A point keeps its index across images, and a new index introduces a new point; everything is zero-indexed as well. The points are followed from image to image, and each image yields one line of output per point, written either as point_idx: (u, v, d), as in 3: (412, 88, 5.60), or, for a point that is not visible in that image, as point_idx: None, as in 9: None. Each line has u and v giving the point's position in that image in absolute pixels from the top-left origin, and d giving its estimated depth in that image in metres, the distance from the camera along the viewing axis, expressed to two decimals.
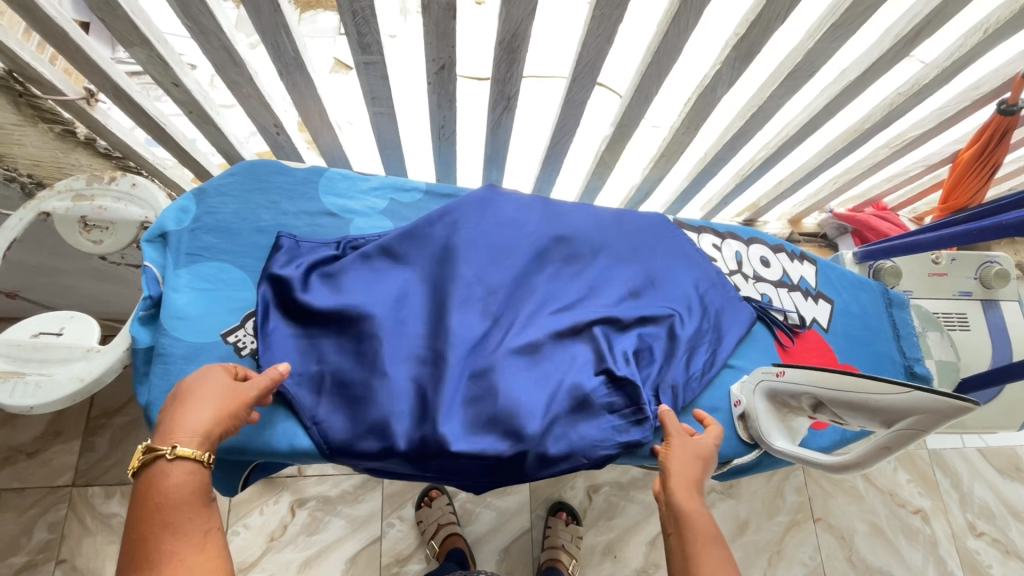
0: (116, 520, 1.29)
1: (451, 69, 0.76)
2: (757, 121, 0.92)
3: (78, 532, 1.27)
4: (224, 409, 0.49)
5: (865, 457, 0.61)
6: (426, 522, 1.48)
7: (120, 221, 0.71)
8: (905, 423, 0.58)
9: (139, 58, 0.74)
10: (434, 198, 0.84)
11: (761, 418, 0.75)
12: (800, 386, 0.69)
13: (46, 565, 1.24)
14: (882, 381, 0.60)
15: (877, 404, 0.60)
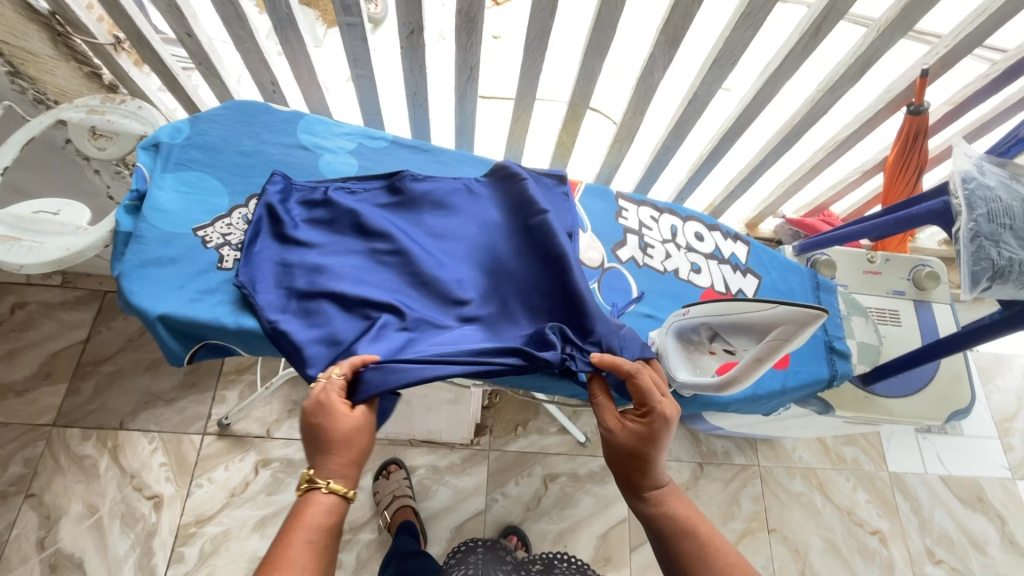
0: (88, 461, 1.35)
1: (420, 34, 0.89)
2: (694, 110, 1.04)
3: (52, 469, 1.34)
4: (353, 439, 0.63)
5: (742, 371, 0.68)
6: (382, 493, 1.52)
7: (123, 134, 0.81)
8: (771, 335, 0.65)
9: (160, 8, 0.89)
10: (399, 147, 0.95)
11: (669, 355, 0.82)
12: (698, 319, 0.77)
13: (15, 497, 1.30)
14: (754, 301, 0.67)
15: (751, 322, 0.68)
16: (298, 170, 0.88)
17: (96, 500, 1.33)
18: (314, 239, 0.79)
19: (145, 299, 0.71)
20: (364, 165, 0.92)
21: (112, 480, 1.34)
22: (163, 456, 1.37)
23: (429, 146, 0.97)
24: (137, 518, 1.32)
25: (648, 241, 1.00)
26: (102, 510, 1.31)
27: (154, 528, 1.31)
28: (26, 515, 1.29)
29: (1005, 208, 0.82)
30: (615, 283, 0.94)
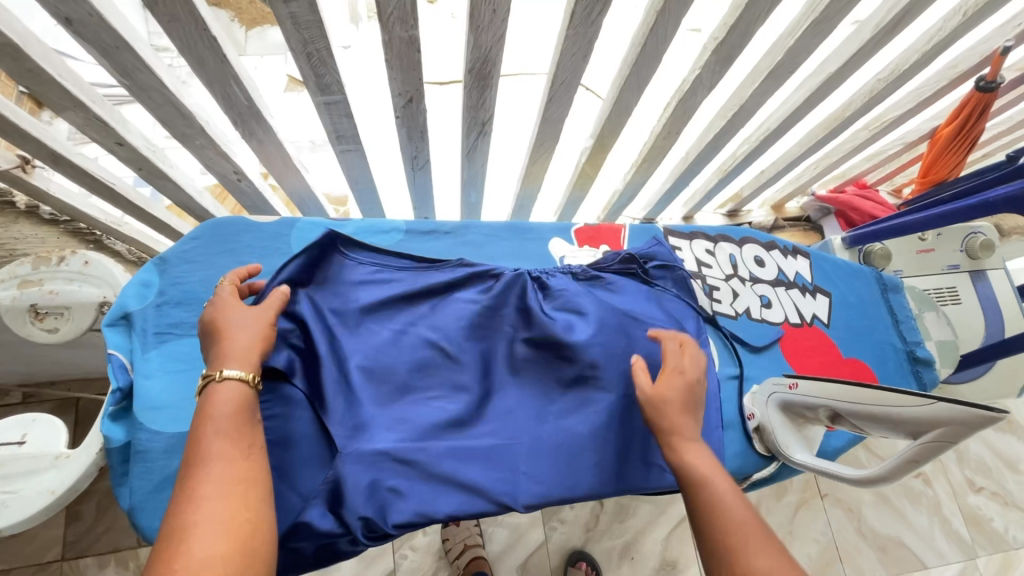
0: None
1: (420, 101, 0.71)
2: (738, 119, 0.90)
3: None
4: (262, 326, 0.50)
5: (897, 472, 0.59)
6: (452, 542, 1.48)
7: (76, 305, 0.64)
8: (930, 435, 0.56)
9: (75, 121, 0.68)
10: (415, 237, 0.79)
11: (779, 429, 0.73)
12: (816, 399, 0.68)
13: None
14: (904, 392, 0.59)
15: (905, 418, 0.59)
16: None
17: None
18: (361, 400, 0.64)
19: None
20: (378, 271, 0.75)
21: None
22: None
23: (448, 227, 0.81)
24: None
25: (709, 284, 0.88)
26: None
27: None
28: None
29: None
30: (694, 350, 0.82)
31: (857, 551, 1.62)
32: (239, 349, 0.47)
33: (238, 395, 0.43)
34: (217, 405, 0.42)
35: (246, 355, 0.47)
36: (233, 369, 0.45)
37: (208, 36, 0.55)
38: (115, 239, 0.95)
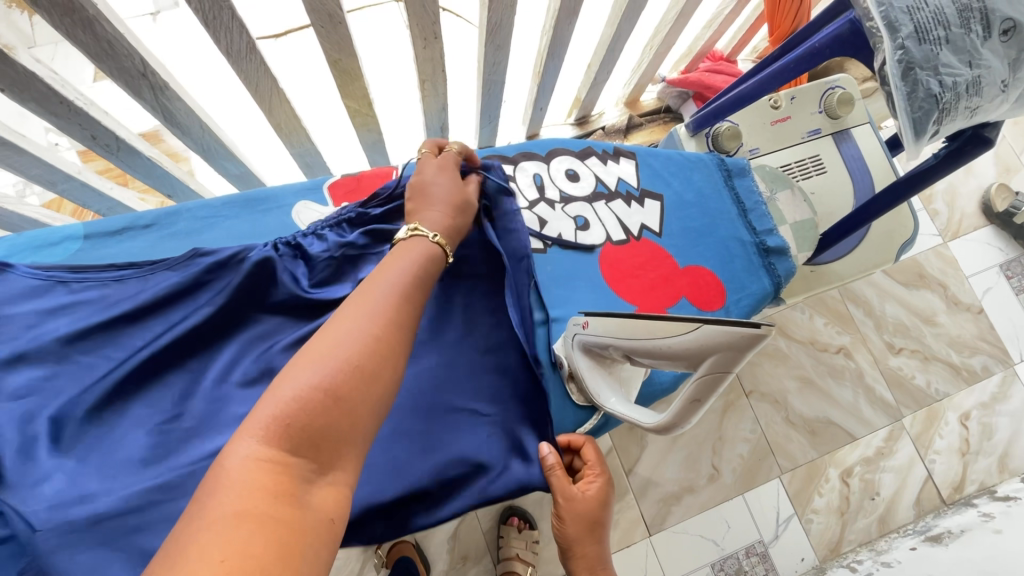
0: None
1: (12, 61, 0.52)
2: (505, 5, 0.72)
3: None
4: (434, 254, 0.50)
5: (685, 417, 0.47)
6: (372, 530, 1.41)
7: None
8: (704, 368, 0.44)
9: None
10: (99, 242, 0.62)
11: (586, 374, 0.61)
12: (604, 338, 0.56)
13: None
14: (670, 321, 0.46)
15: (683, 354, 0.46)
16: None
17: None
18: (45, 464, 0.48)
19: None
20: (78, 295, 0.57)
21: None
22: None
23: (148, 218, 0.64)
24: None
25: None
26: None
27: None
28: None
29: (935, 14, 0.59)
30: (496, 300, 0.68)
31: (787, 439, 1.60)
32: (409, 245, 0.49)
33: (422, 254, 0.49)
34: (396, 267, 0.45)
35: (419, 248, 0.49)
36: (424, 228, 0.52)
37: None
38: None
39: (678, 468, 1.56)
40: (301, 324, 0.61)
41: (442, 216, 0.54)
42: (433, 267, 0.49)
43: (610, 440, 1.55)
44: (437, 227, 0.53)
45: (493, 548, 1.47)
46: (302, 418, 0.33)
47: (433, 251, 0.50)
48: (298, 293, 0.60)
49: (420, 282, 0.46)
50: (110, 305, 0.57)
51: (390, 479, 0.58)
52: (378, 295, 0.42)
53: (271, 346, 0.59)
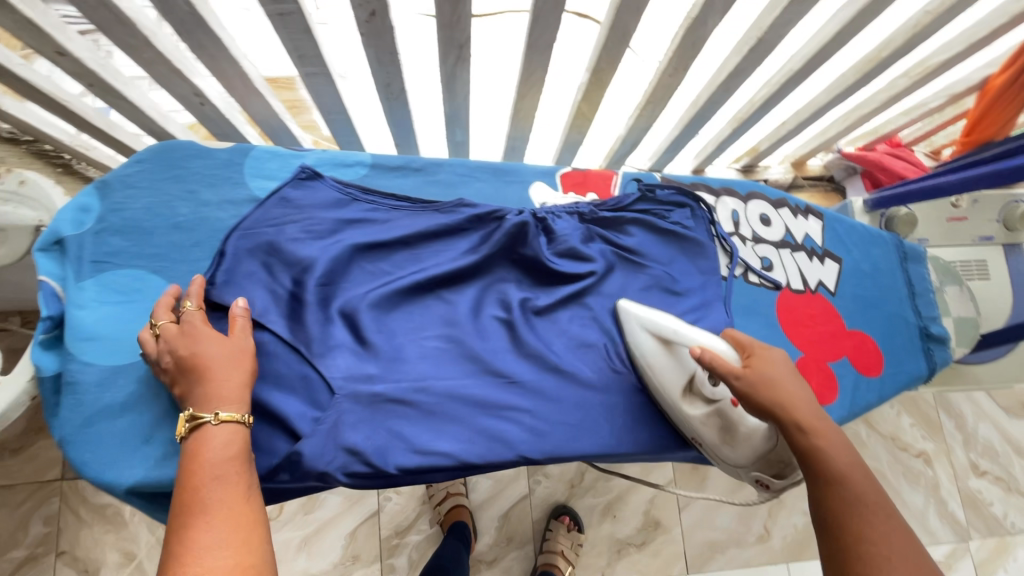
0: (110, 510, 1.48)
1: (385, 15, 0.63)
2: (757, 56, 0.79)
3: (75, 524, 1.46)
4: (237, 362, 0.54)
5: (717, 359, 0.58)
6: (435, 487, 1.50)
7: (10, 227, 0.61)
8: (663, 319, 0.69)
9: (6, 26, 0.61)
10: (381, 172, 0.73)
11: (717, 461, 0.65)
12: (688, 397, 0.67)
13: (47, 557, 1.43)
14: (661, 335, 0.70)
15: (667, 360, 0.66)
16: (276, 228, 0.65)
17: (131, 546, 1.47)
18: (341, 340, 0.62)
19: (104, 468, 0.55)
20: (367, 212, 0.70)
21: (140, 524, 1.48)
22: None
23: (420, 162, 0.74)
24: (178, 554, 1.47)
25: (709, 236, 0.81)
26: (139, 557, 1.46)
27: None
28: (63, 571, 1.43)
29: None
30: (691, 312, 0.76)
31: None
32: (225, 386, 0.53)
33: (226, 438, 0.50)
34: (212, 448, 0.49)
35: (232, 391, 0.53)
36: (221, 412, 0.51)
37: None
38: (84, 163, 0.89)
39: (730, 518, 1.60)
40: (533, 285, 0.72)
41: (227, 384, 0.53)
42: (242, 396, 0.53)
43: (670, 473, 1.60)
44: (225, 399, 0.52)
45: (537, 539, 1.53)
46: None
47: (240, 428, 0.52)
48: (547, 262, 0.71)
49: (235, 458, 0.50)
50: (393, 228, 0.69)
51: (591, 438, 0.66)
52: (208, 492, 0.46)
53: (511, 295, 0.71)
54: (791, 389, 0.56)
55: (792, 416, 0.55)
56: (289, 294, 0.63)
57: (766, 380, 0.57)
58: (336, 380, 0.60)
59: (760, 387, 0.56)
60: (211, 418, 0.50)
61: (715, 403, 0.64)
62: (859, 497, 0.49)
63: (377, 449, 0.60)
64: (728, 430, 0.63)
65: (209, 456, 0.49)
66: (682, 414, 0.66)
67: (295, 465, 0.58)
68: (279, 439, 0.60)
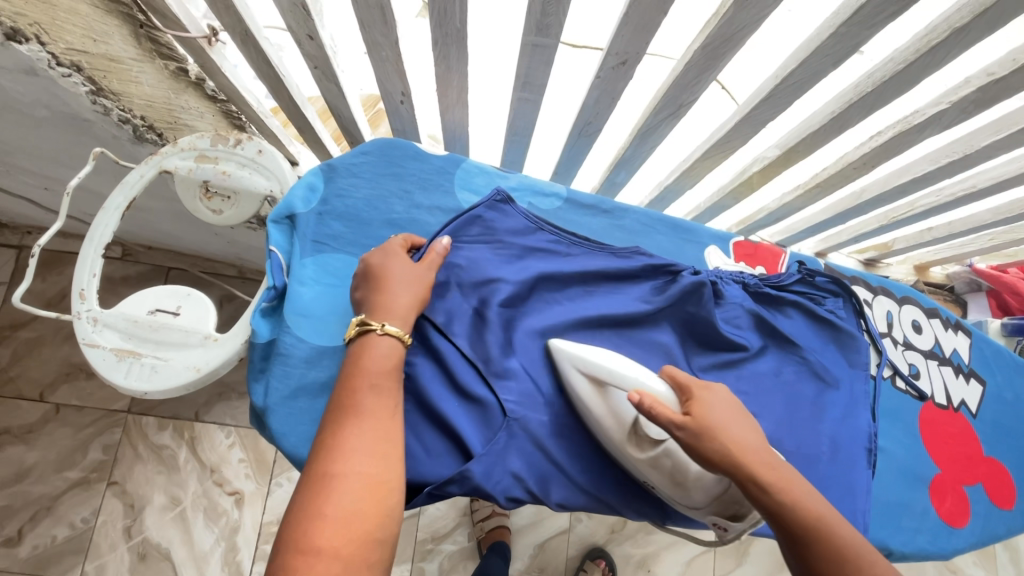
0: (167, 451, 1.36)
1: (633, 65, 0.64)
2: (951, 170, 0.80)
3: (131, 457, 1.34)
4: (415, 284, 0.57)
5: (655, 407, 0.52)
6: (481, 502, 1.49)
7: (243, 191, 0.64)
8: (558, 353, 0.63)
9: (280, 6, 0.66)
10: (573, 208, 0.76)
11: (673, 503, 0.62)
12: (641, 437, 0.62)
13: (99, 483, 1.31)
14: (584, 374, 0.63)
15: (602, 405, 0.60)
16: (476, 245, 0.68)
17: (178, 492, 1.35)
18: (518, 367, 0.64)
19: (300, 443, 0.57)
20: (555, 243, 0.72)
21: (191, 473, 1.35)
22: (241, 450, 1.39)
23: (609, 205, 0.77)
24: (219, 512, 1.34)
25: (858, 329, 0.81)
26: (184, 503, 1.33)
27: (237, 524, 1.34)
28: (111, 502, 1.31)
29: None
30: (838, 405, 0.76)
31: None
32: (405, 306, 0.55)
33: (384, 353, 0.52)
34: (374, 359, 0.51)
35: (408, 314, 0.55)
36: (389, 324, 0.54)
37: None
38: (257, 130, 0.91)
39: None
40: (704, 350, 0.72)
41: (403, 300, 0.56)
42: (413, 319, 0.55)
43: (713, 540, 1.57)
44: (396, 313, 0.55)
45: None
46: (367, 485, 0.43)
47: (397, 345, 0.53)
48: (716, 324, 0.71)
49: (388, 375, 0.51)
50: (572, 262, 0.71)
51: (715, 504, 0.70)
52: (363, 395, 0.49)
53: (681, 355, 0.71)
54: (739, 436, 0.52)
55: (747, 469, 0.50)
56: (478, 312, 0.65)
57: (709, 429, 0.52)
58: (510, 402, 0.62)
59: (705, 439, 0.51)
60: (376, 327, 0.53)
61: (661, 445, 0.59)
62: (846, 557, 0.46)
63: (538, 479, 0.63)
64: (676, 478, 0.59)
65: (370, 365, 0.51)
66: (627, 457, 0.61)
67: (466, 480, 0.59)
68: (451, 453, 0.61)
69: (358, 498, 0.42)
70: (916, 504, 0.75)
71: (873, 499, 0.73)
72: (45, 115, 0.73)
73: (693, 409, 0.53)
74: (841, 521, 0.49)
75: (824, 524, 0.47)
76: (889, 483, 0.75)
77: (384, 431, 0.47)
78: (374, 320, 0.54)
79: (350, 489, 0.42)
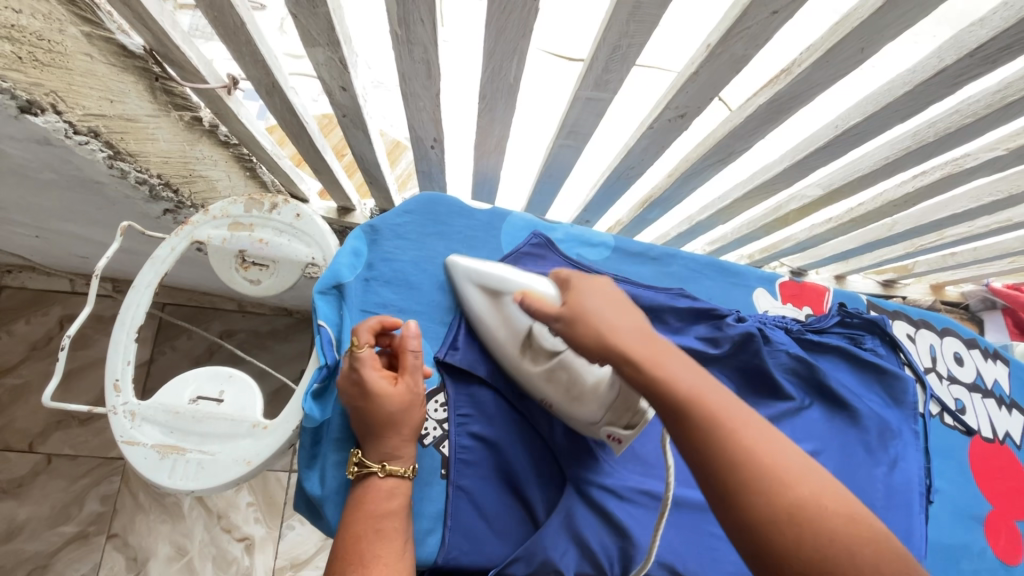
0: (171, 499, 1.26)
1: (690, 117, 0.62)
2: (994, 207, 0.79)
3: (131, 507, 1.23)
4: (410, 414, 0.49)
5: (534, 303, 0.50)
6: None
7: (282, 260, 0.60)
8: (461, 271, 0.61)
9: (315, 60, 0.62)
10: (622, 257, 0.73)
11: (572, 422, 0.56)
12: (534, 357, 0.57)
13: (98, 537, 1.20)
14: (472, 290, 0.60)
15: (492, 312, 0.58)
16: None
17: (183, 542, 1.24)
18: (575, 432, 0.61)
19: None
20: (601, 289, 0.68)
21: (197, 520, 1.25)
22: (250, 494, 1.29)
23: (657, 252, 0.74)
24: (229, 561, 1.24)
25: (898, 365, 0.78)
26: (191, 554, 1.23)
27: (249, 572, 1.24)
28: (110, 558, 1.20)
29: None
30: (901, 450, 0.71)
31: None
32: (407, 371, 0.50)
33: (383, 492, 0.46)
34: (376, 501, 0.45)
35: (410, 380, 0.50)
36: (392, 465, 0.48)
37: (533, 4, 0.47)
38: (266, 169, 0.90)
39: None
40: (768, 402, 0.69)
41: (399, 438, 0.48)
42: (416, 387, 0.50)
43: None
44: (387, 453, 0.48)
45: None
46: None
47: (396, 481, 0.47)
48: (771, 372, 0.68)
49: (393, 515, 0.45)
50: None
51: None
52: (365, 542, 0.42)
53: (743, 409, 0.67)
54: (619, 318, 0.45)
55: (623, 347, 0.42)
56: None
57: (583, 313, 0.46)
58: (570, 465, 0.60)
59: (578, 324, 0.46)
60: (376, 469, 0.47)
61: (557, 356, 0.55)
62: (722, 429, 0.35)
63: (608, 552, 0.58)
64: (572, 391, 0.54)
65: (371, 508, 0.45)
66: (525, 376, 0.57)
67: (532, 555, 0.54)
68: (517, 529, 0.57)
69: None
70: (974, 544, 0.74)
71: (934, 540, 0.72)
72: (51, 177, 0.67)
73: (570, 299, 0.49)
74: (737, 406, 0.37)
75: (695, 403, 0.37)
76: (946, 525, 0.73)
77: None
78: (369, 461, 0.48)
79: None
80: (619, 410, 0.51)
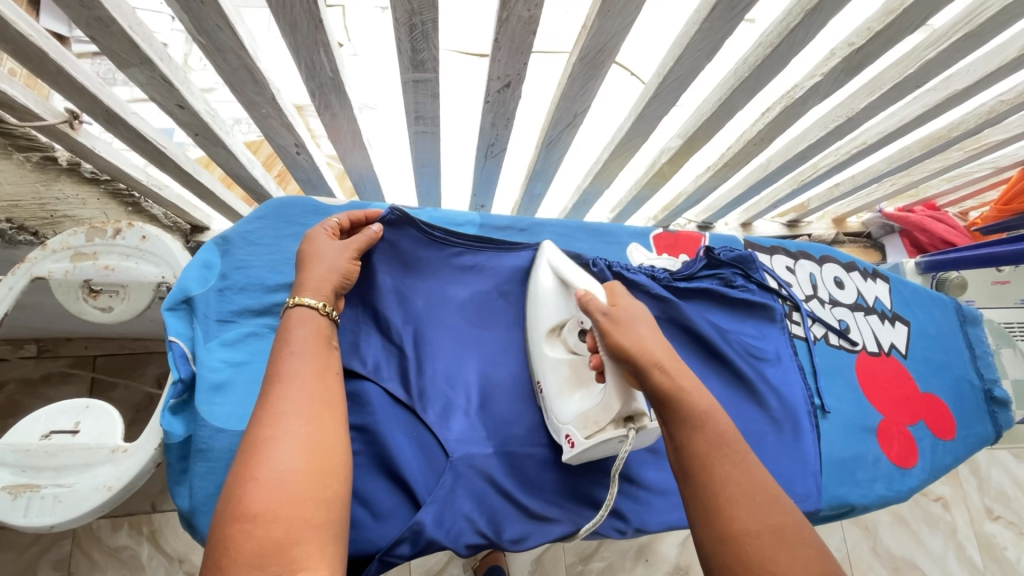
0: (126, 553, 1.15)
1: (517, 86, 0.64)
2: (839, 133, 0.82)
3: (87, 567, 1.13)
4: (334, 272, 0.56)
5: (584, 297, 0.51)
6: None
7: (132, 283, 0.60)
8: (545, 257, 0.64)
9: (137, 80, 0.62)
10: (489, 232, 0.75)
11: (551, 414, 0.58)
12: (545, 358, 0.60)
13: None
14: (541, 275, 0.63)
15: (555, 298, 0.61)
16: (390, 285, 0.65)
17: None
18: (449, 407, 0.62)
19: None
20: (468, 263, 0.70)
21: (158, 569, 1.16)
22: None
23: (525, 223, 0.77)
24: None
25: (775, 299, 0.81)
26: None
27: None
28: None
29: None
30: (776, 376, 0.74)
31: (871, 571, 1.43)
32: (318, 279, 0.55)
33: (292, 379, 0.46)
34: (285, 387, 0.45)
35: (322, 286, 0.54)
36: (308, 298, 0.52)
37: None
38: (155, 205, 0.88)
39: None
40: None
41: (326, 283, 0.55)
42: (329, 292, 0.54)
43: None
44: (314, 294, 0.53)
45: None
46: (287, 525, 0.38)
47: (305, 363, 0.48)
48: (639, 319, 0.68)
49: (308, 395, 0.46)
50: (484, 277, 0.70)
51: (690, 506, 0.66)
52: (276, 423, 0.43)
53: None
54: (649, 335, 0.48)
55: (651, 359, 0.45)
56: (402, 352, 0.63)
57: (627, 320, 0.49)
58: (450, 442, 0.59)
59: (615, 328, 0.48)
60: (295, 300, 0.52)
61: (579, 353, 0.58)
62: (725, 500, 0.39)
63: (492, 519, 0.59)
64: (580, 382, 0.56)
65: (281, 391, 0.45)
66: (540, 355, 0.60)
67: (417, 536, 0.55)
68: (401, 509, 0.57)
69: (280, 532, 0.37)
70: (868, 454, 0.77)
71: (829, 455, 0.74)
72: None
73: (618, 302, 0.51)
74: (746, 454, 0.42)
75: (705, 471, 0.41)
76: (840, 440, 0.76)
77: (303, 460, 0.42)
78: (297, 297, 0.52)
79: (271, 527, 0.37)
80: (588, 421, 0.52)
